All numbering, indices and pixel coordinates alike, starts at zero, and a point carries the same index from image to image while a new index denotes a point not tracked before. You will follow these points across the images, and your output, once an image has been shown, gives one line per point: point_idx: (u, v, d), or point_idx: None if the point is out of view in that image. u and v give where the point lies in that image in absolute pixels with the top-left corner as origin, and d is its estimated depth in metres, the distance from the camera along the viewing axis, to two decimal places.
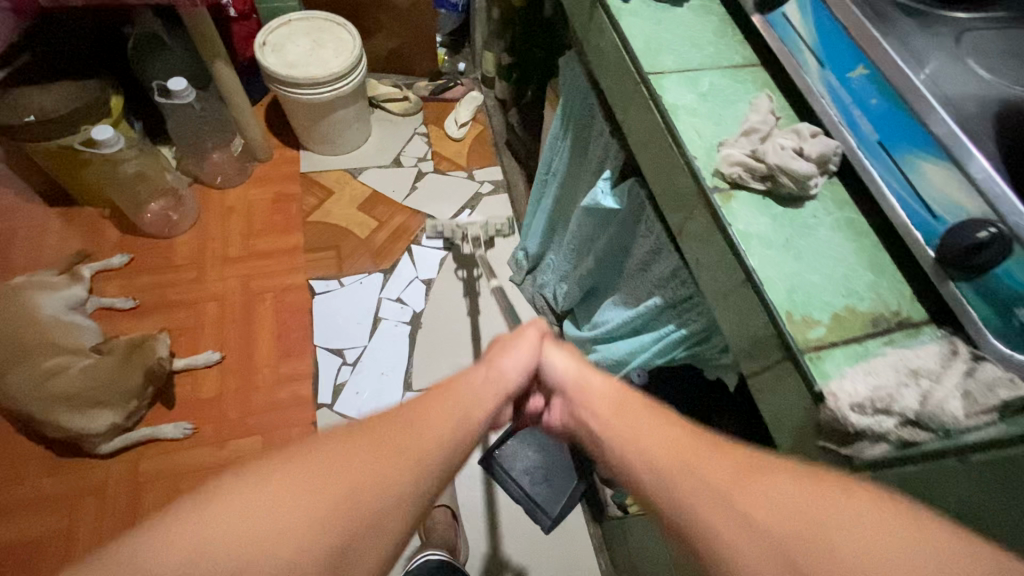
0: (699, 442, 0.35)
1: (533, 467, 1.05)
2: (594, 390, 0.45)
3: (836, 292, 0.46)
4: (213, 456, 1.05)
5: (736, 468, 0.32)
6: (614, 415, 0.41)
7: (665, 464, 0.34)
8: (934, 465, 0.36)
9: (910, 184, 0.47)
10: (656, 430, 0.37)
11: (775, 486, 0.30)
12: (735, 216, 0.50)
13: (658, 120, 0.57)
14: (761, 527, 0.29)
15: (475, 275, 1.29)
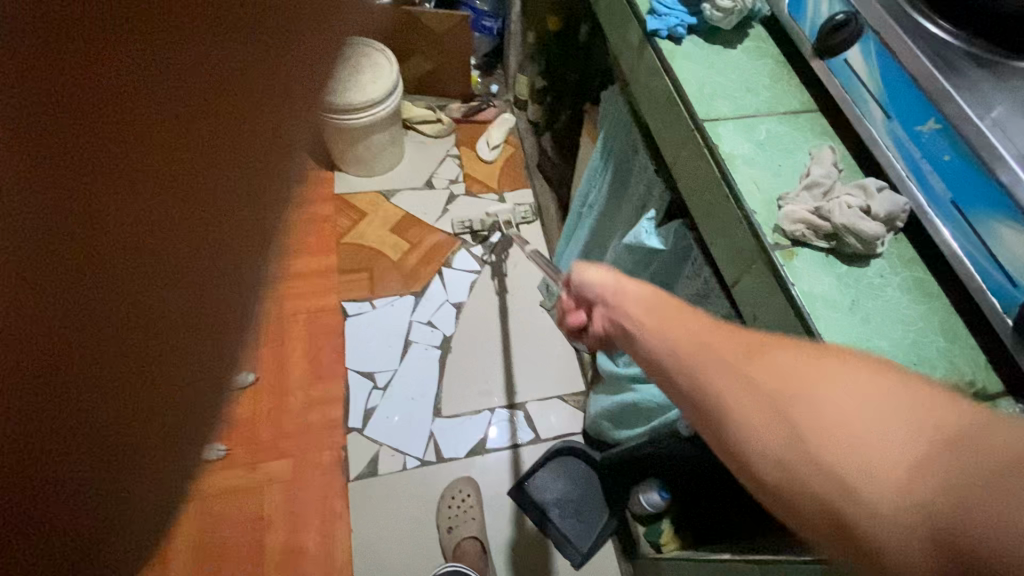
0: (720, 332, 0.33)
1: (563, 499, 1.05)
2: (630, 294, 0.42)
3: (906, 359, 0.45)
4: (244, 478, 1.05)
5: (749, 348, 0.31)
6: (654, 318, 0.38)
7: (678, 339, 0.34)
8: None
9: (987, 247, 0.45)
10: (678, 314, 0.37)
11: (777, 358, 0.29)
12: (798, 276, 0.48)
13: (713, 169, 0.56)
14: (758, 385, 0.29)
15: (506, 298, 1.28)
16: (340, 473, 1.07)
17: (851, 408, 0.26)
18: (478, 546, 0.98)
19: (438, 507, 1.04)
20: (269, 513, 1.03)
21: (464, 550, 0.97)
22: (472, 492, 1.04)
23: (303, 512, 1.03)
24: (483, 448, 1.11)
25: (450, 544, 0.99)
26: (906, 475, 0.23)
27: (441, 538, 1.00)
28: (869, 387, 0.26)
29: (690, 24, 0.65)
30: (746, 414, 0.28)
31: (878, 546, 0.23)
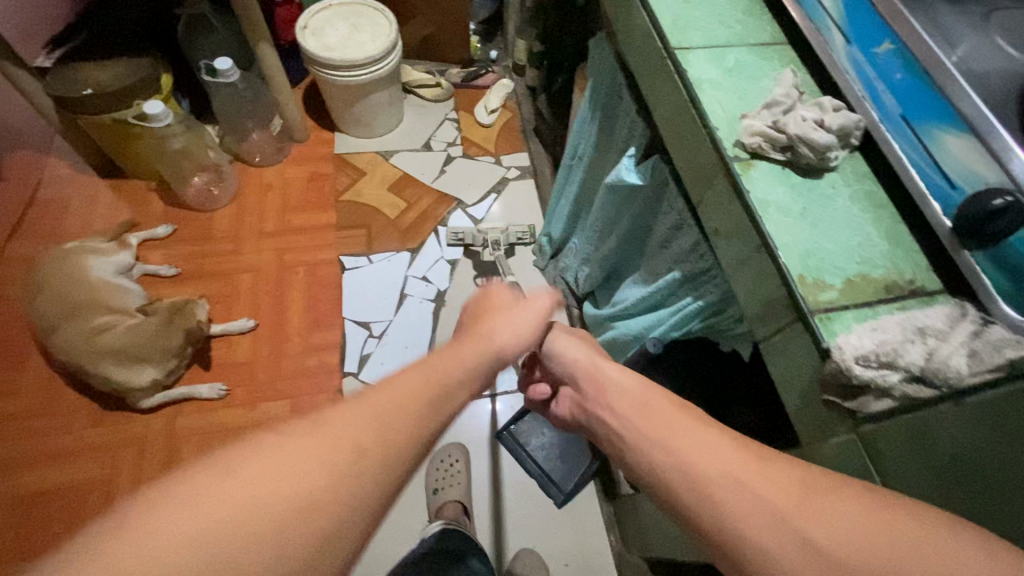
0: (758, 466, 0.38)
1: (549, 444, 1.07)
2: (613, 383, 0.57)
3: (850, 259, 0.47)
4: (243, 417, 1.10)
5: (796, 495, 0.35)
6: (658, 426, 0.46)
7: (704, 466, 0.39)
8: (932, 411, 0.37)
9: (929, 155, 0.48)
10: (688, 428, 0.44)
11: (835, 515, 0.33)
12: (754, 184, 0.51)
13: (683, 94, 0.58)
14: (823, 552, 0.32)
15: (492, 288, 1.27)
16: None
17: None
18: (460, 510, 1.01)
19: (426, 471, 1.08)
20: None
21: (445, 509, 1.00)
22: (460, 458, 1.08)
23: None
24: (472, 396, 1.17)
25: (433, 504, 1.03)
26: None
27: (426, 498, 1.04)
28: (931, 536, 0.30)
29: None
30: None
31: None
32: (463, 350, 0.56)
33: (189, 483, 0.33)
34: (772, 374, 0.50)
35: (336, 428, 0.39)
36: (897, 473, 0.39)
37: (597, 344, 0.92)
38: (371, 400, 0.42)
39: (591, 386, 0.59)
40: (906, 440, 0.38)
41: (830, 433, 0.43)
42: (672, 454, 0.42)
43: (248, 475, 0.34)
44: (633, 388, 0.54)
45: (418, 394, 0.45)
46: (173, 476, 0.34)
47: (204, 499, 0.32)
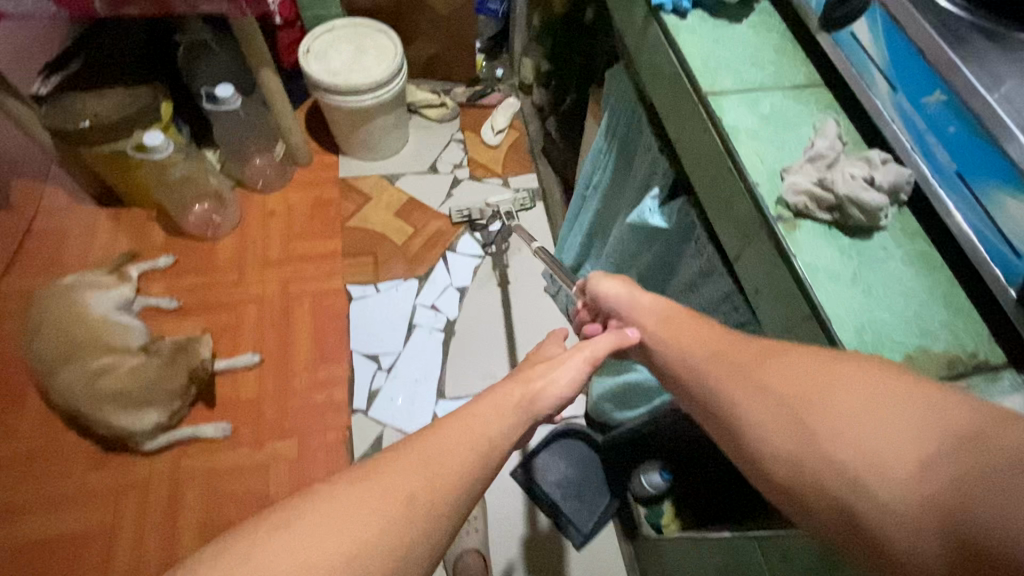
0: (727, 339, 0.46)
1: (566, 471, 1.04)
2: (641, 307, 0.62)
3: (909, 331, 0.44)
4: (251, 456, 1.07)
5: (758, 355, 0.42)
6: (664, 328, 0.53)
7: (692, 351, 0.48)
8: None
9: (989, 217, 0.45)
10: (685, 325, 0.52)
11: (786, 361, 0.40)
12: (800, 247, 0.48)
13: (717, 143, 0.55)
14: (773, 391, 0.39)
15: (502, 253, 1.32)
16: (344, 451, 1.08)
17: (866, 407, 0.34)
18: (481, 559, 0.99)
19: None
20: (274, 490, 1.04)
21: (467, 559, 0.98)
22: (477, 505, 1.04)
23: None
24: None
25: (452, 555, 0.99)
26: (915, 469, 0.30)
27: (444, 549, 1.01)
28: (860, 378, 0.36)
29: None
30: (756, 411, 0.39)
31: (905, 561, 0.29)
32: (508, 396, 0.54)
33: (255, 540, 0.39)
34: None
35: (387, 478, 0.43)
36: None
37: (622, 383, 0.90)
38: (417, 453, 0.45)
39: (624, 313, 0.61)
40: None
41: None
42: (668, 342, 0.51)
43: (305, 529, 0.39)
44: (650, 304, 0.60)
45: (455, 448, 0.46)
46: (255, 525, 0.40)
47: (270, 552, 0.38)
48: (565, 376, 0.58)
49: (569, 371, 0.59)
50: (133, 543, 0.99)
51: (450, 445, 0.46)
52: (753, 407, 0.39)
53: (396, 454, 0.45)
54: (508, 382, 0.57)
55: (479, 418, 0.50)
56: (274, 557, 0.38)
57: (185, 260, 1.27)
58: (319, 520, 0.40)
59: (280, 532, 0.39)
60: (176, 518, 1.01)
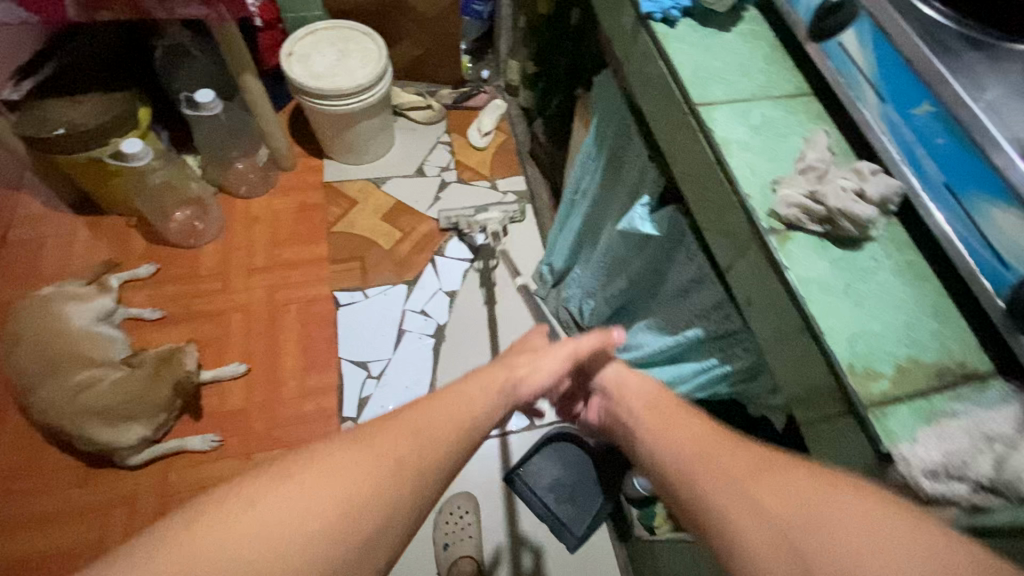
0: (719, 439, 0.44)
1: (553, 474, 1.04)
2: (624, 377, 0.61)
3: (900, 341, 0.45)
4: (240, 468, 1.05)
5: (753, 467, 0.40)
6: (651, 415, 0.51)
7: (679, 440, 0.46)
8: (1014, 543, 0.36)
9: (977, 229, 0.45)
10: (678, 420, 0.49)
11: (780, 477, 0.39)
12: (792, 259, 0.48)
13: (708, 155, 0.55)
14: (766, 509, 0.37)
15: (490, 270, 1.30)
16: None
17: (868, 540, 0.33)
18: (474, 565, 0.97)
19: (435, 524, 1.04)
20: None
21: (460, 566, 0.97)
22: (470, 509, 1.04)
23: None
24: None
25: (445, 561, 0.99)
26: None
27: (437, 555, 1.01)
28: (870, 509, 0.35)
29: (685, 6, 0.64)
30: (744, 522, 0.37)
31: None
32: (495, 376, 0.58)
33: (258, 488, 0.41)
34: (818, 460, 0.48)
35: (386, 436, 0.45)
36: None
37: None
38: (414, 418, 0.47)
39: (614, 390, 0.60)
40: None
41: None
42: (653, 436, 0.48)
43: (305, 479, 0.42)
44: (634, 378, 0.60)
45: (449, 425, 0.49)
46: (260, 474, 0.42)
47: (274, 496, 0.40)
48: (551, 363, 0.65)
49: (555, 363, 0.66)
50: None
51: (441, 414, 0.49)
52: (746, 524, 0.37)
53: (398, 415, 0.48)
54: (498, 366, 0.61)
55: (469, 394, 0.53)
56: (278, 500, 0.40)
57: (167, 269, 1.24)
58: (320, 471, 0.42)
59: (284, 481, 0.41)
60: None
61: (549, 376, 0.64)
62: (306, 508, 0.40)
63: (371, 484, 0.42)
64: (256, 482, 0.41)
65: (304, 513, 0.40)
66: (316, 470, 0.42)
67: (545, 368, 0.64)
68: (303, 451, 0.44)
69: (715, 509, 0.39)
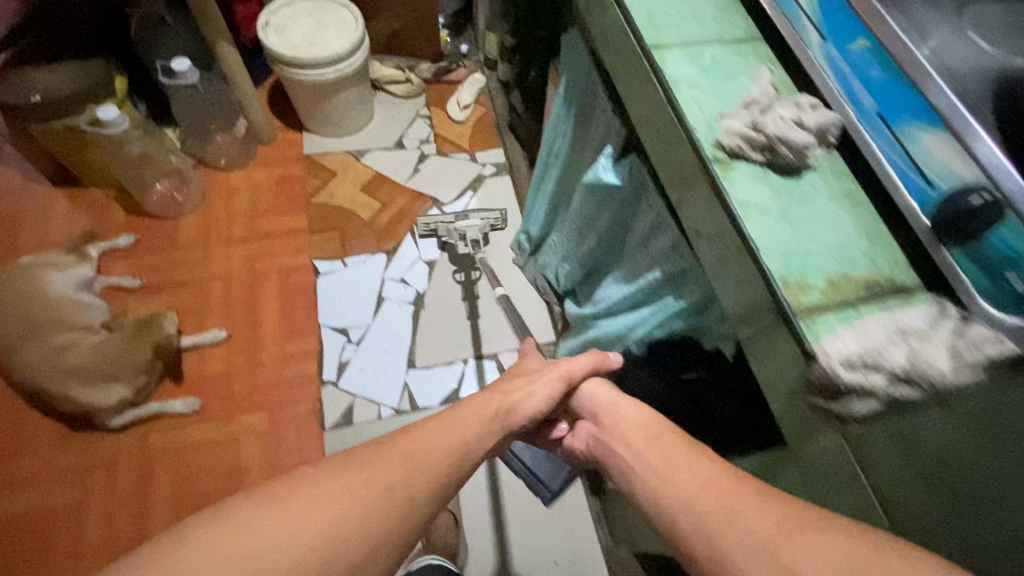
0: (748, 500, 0.43)
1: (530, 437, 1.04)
2: (629, 419, 0.61)
3: (831, 259, 0.47)
4: (221, 430, 1.07)
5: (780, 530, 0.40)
6: (668, 464, 0.51)
7: (699, 497, 0.46)
8: (919, 415, 0.37)
9: (906, 152, 0.48)
10: (687, 459, 0.51)
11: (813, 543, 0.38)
12: (734, 185, 0.50)
13: (660, 95, 0.58)
14: None
15: (473, 283, 1.26)
16: (316, 422, 1.09)
17: None
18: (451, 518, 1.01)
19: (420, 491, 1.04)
20: (246, 461, 1.05)
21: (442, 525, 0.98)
22: None
23: (280, 461, 1.05)
24: (456, 397, 1.13)
25: None
26: None
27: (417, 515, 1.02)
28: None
29: None
30: None
31: None
32: (487, 404, 0.62)
33: (244, 518, 0.43)
34: (758, 376, 0.50)
35: (368, 465, 0.49)
36: (884, 475, 0.39)
37: (582, 342, 0.93)
38: (406, 445, 0.52)
39: (610, 421, 0.63)
40: (896, 445, 0.38)
41: (815, 434, 0.44)
42: (665, 479, 0.50)
43: (290, 507, 0.45)
44: (645, 420, 0.60)
45: (437, 446, 0.53)
46: (248, 503, 0.45)
47: (261, 527, 0.43)
48: (545, 388, 0.67)
49: (547, 388, 0.68)
50: (103, 519, 0.99)
51: (431, 439, 0.53)
52: None
53: (386, 443, 0.52)
54: (491, 393, 0.64)
55: (459, 421, 0.58)
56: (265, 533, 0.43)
57: (147, 240, 1.25)
58: (303, 500, 0.45)
59: (269, 512, 0.44)
60: (145, 493, 1.01)
61: (542, 401, 0.66)
62: (291, 535, 0.43)
63: (355, 512, 0.45)
64: (241, 506, 0.45)
65: (288, 540, 0.43)
66: (302, 500, 0.45)
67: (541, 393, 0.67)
68: (288, 479, 0.47)
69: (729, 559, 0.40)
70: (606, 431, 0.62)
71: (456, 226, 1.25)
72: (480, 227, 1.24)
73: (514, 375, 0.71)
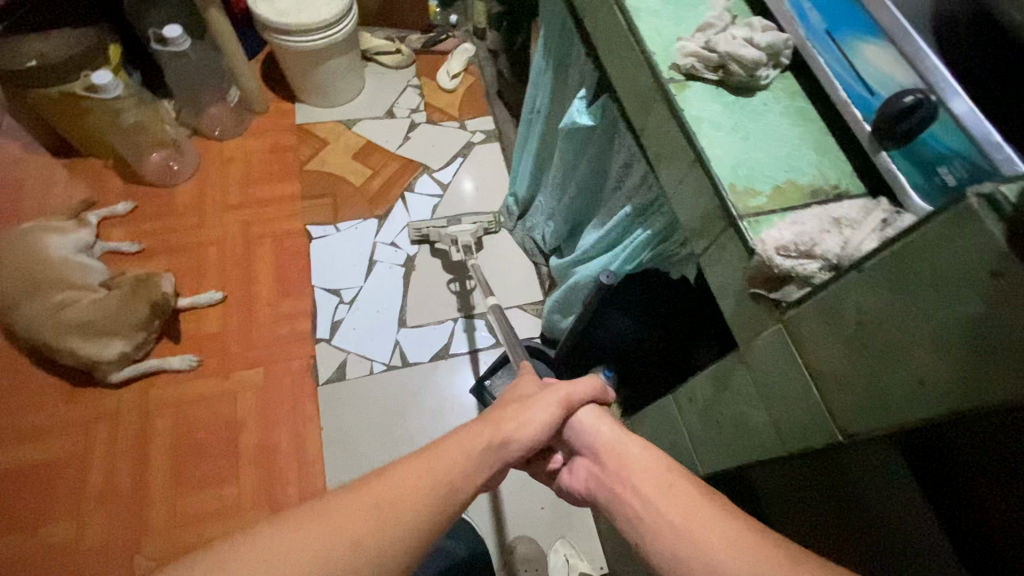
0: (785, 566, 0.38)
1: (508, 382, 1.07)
2: (634, 460, 0.52)
3: (779, 167, 0.50)
4: (218, 386, 1.10)
5: None
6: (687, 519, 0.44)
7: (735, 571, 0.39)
8: (839, 285, 0.36)
9: (851, 66, 0.50)
10: (708, 515, 0.43)
11: None
12: (688, 103, 0.53)
13: (622, 24, 0.60)
14: None
15: (468, 291, 1.23)
16: (309, 378, 1.12)
17: None
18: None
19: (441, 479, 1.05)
20: (242, 416, 1.08)
21: None
22: None
23: (274, 415, 1.08)
24: (446, 353, 1.16)
25: None
26: None
27: None
28: None
29: None
30: None
31: None
32: (479, 434, 0.52)
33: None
34: (712, 284, 0.52)
35: (332, 520, 0.42)
36: (818, 353, 0.39)
37: (561, 291, 0.95)
38: (381, 487, 0.44)
39: (613, 459, 0.54)
40: (823, 316, 0.38)
41: (762, 328, 0.45)
42: (692, 543, 0.42)
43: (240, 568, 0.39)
44: (654, 462, 0.51)
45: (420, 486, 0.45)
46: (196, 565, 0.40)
47: None
48: (541, 415, 0.57)
49: (543, 414, 0.57)
50: (105, 469, 1.03)
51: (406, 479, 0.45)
52: None
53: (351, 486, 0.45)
54: (481, 422, 0.54)
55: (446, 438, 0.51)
56: None
57: (144, 208, 1.28)
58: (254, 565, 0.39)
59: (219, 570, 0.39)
60: (146, 444, 1.05)
61: (539, 430, 0.56)
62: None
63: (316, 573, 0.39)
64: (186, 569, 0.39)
65: None
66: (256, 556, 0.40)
67: (539, 420, 0.57)
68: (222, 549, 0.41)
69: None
70: (609, 473, 0.53)
71: (448, 232, 1.19)
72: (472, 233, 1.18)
73: (503, 403, 0.60)
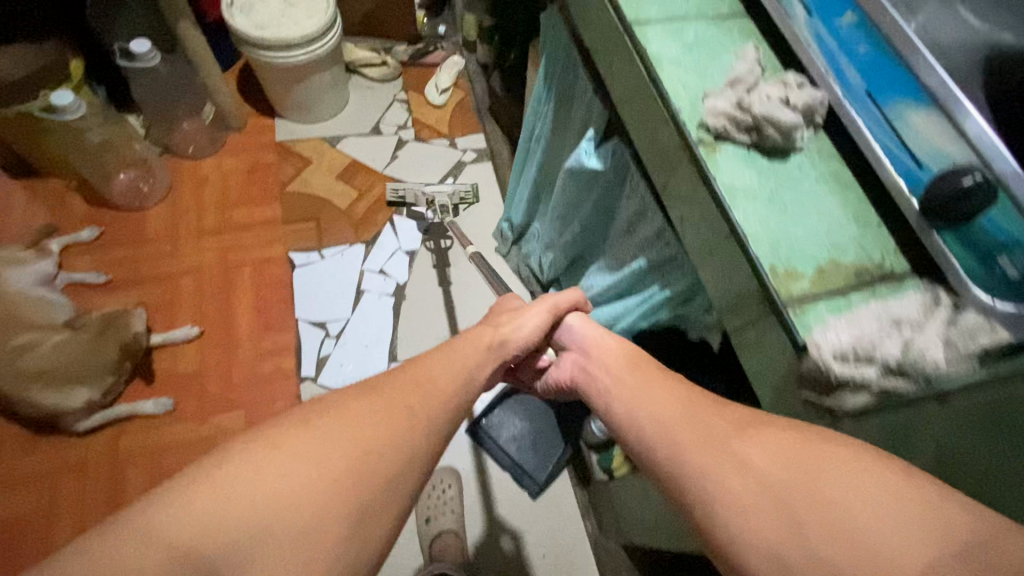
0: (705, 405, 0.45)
1: (520, 434, 1.06)
2: (608, 348, 0.61)
3: (821, 245, 0.45)
4: (196, 431, 1.03)
5: (736, 428, 0.41)
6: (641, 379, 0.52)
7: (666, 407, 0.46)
8: (915, 414, 0.37)
9: (895, 133, 0.46)
10: (657, 379, 0.51)
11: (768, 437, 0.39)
12: (719, 168, 0.49)
13: (642, 72, 0.55)
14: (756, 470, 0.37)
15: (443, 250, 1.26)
16: None
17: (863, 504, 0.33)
18: (458, 540, 0.96)
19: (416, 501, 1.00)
20: None
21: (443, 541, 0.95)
22: (454, 482, 1.02)
23: None
24: None
25: (427, 536, 0.97)
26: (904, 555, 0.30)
27: (418, 530, 0.98)
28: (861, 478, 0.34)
29: None
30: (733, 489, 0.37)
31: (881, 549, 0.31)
32: (480, 335, 0.61)
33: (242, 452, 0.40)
34: (746, 368, 0.48)
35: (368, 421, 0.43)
36: None
37: None
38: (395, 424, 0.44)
39: (596, 350, 0.62)
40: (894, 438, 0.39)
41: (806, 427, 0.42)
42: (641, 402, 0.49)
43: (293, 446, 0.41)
44: (623, 349, 0.60)
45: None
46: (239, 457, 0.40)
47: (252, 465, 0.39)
48: (533, 319, 0.68)
49: (536, 318, 0.68)
50: (73, 526, 0.95)
51: None
52: (716, 468, 0.39)
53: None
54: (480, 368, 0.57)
55: None
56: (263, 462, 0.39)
57: (111, 233, 1.19)
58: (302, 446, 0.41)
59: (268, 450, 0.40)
60: (117, 497, 0.97)
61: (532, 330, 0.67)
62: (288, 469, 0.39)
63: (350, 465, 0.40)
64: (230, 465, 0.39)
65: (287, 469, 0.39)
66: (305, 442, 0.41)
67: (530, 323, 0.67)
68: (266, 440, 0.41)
69: (692, 471, 0.40)
70: (588, 360, 0.62)
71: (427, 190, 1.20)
72: (450, 193, 1.20)
73: (499, 313, 0.71)
